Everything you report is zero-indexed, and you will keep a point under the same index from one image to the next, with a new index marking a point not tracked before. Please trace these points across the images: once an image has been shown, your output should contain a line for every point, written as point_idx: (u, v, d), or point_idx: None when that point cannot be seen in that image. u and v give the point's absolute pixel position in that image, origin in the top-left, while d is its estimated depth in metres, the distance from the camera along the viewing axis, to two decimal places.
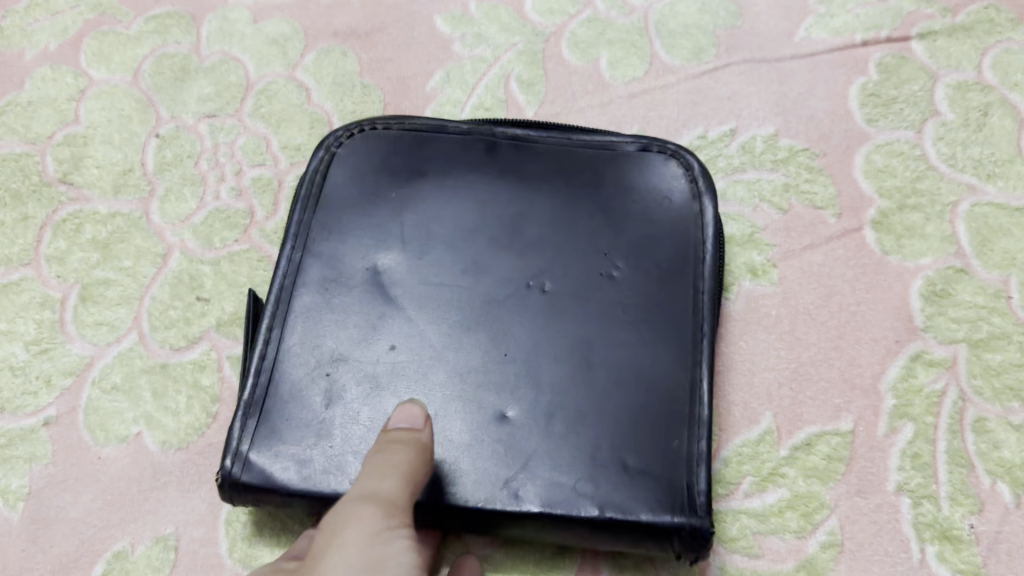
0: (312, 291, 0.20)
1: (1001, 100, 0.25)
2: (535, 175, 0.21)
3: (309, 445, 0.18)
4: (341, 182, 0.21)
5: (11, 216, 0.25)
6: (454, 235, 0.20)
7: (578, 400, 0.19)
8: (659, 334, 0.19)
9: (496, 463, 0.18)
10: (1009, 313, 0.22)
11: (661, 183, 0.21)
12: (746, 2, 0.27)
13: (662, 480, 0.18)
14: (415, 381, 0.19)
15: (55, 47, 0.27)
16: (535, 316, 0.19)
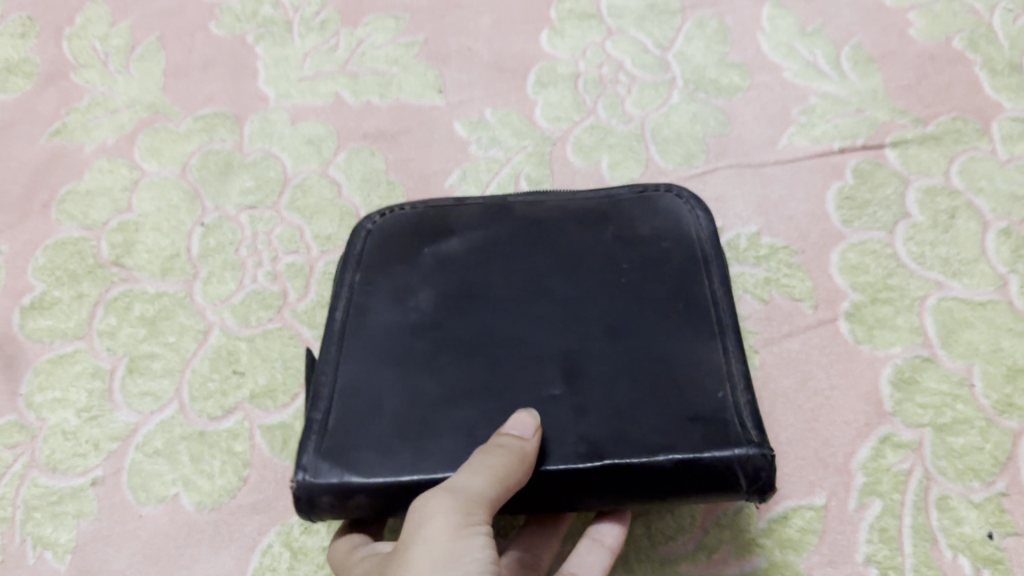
0: (354, 327, 0.21)
1: (966, 204, 0.28)
2: (552, 213, 0.23)
3: (375, 451, 0.19)
4: (375, 247, 0.23)
5: (68, 295, 0.27)
6: (485, 263, 0.22)
7: (621, 380, 0.19)
8: (682, 316, 0.20)
9: (552, 435, 0.19)
10: (972, 400, 0.24)
11: (664, 206, 0.22)
12: (735, 113, 0.30)
13: (716, 428, 0.19)
14: (464, 380, 0.20)
15: (112, 142, 0.30)
16: (566, 313, 0.21)
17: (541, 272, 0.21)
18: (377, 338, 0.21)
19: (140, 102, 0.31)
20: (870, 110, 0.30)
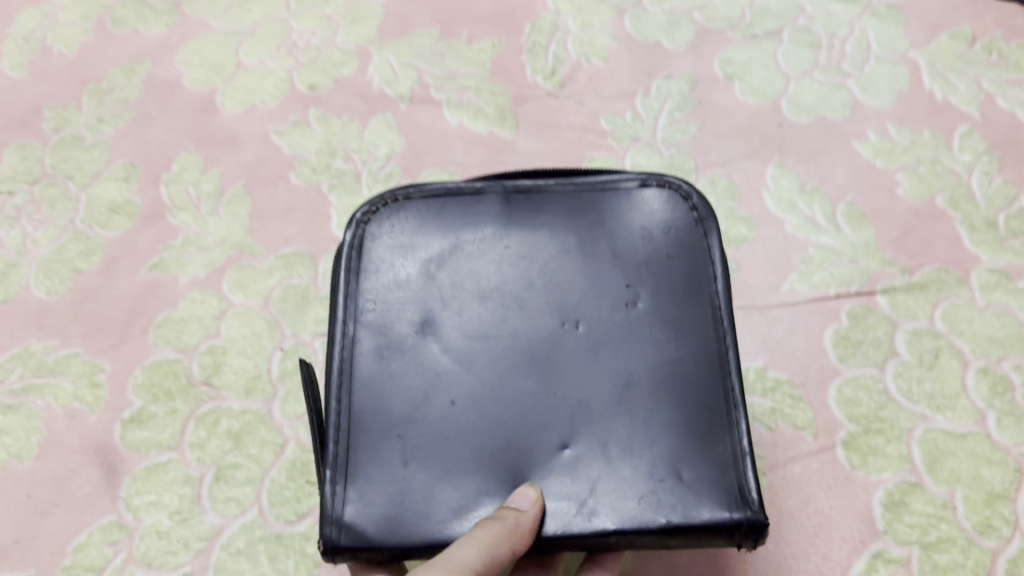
0: (366, 353, 0.23)
1: (949, 345, 0.32)
2: (550, 218, 0.24)
3: (390, 499, 0.21)
4: (376, 252, 0.24)
5: (162, 409, 0.32)
6: (487, 288, 0.23)
7: (632, 423, 0.21)
8: (675, 357, 0.22)
9: (567, 488, 0.21)
10: (955, 522, 0.28)
11: (659, 215, 0.24)
12: (743, 260, 0.35)
13: (693, 488, 0.21)
14: (473, 418, 0.22)
15: (203, 275, 0.35)
16: (570, 355, 0.22)
17: (548, 308, 0.23)
18: (386, 371, 0.22)
19: (228, 241, 0.36)
20: (864, 261, 0.34)
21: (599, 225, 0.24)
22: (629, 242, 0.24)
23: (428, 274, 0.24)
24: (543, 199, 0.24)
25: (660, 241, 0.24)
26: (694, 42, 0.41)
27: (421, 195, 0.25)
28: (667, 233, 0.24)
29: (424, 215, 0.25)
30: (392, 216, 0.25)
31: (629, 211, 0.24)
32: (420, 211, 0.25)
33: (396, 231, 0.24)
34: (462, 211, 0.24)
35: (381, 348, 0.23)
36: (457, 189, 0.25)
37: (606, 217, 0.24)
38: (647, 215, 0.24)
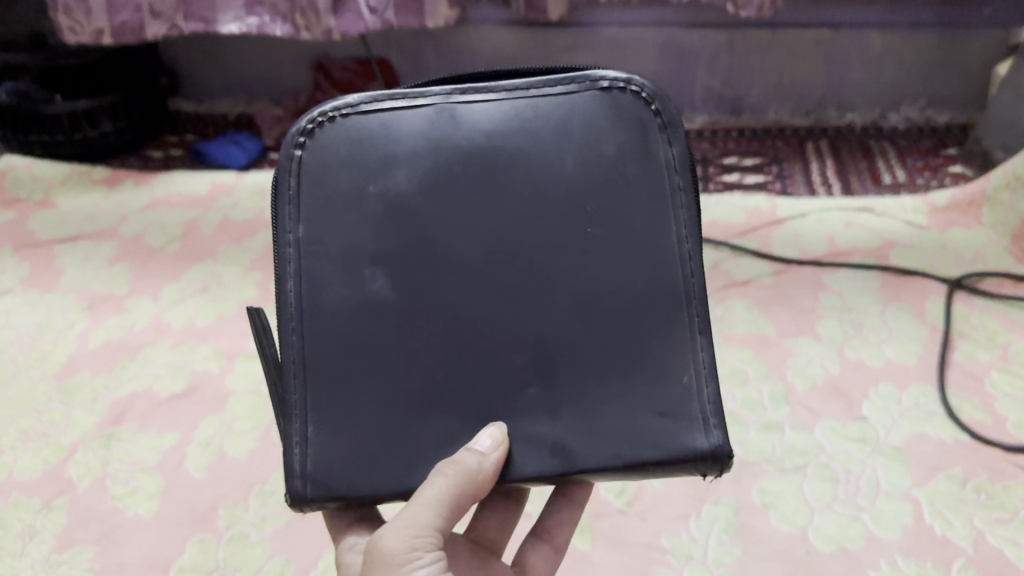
0: (348, 286, 0.35)
1: None
2: (497, 153, 0.34)
3: (361, 441, 0.34)
4: (341, 187, 0.35)
5: None
6: (455, 226, 0.34)
7: (569, 346, 0.33)
8: (614, 259, 0.34)
9: (556, 429, 0.33)
10: None
11: (600, 144, 0.34)
12: None
13: (685, 421, 0.33)
14: (436, 360, 0.34)
15: None
16: (516, 287, 0.34)
17: (484, 236, 0.34)
18: (354, 312, 0.34)
19: None
20: None
21: (541, 129, 0.34)
22: (562, 124, 0.34)
23: (378, 228, 0.35)
24: (498, 96, 0.35)
25: (607, 124, 0.34)
26: (735, 474, 0.52)
27: (373, 112, 0.35)
28: (619, 111, 0.35)
29: (342, 153, 0.35)
30: (313, 144, 0.36)
31: (576, 99, 0.35)
32: (366, 116, 0.36)
33: (320, 162, 0.35)
34: (404, 125, 0.35)
35: (352, 282, 0.35)
36: (407, 116, 0.35)
37: (558, 108, 0.35)
38: (592, 99, 0.35)
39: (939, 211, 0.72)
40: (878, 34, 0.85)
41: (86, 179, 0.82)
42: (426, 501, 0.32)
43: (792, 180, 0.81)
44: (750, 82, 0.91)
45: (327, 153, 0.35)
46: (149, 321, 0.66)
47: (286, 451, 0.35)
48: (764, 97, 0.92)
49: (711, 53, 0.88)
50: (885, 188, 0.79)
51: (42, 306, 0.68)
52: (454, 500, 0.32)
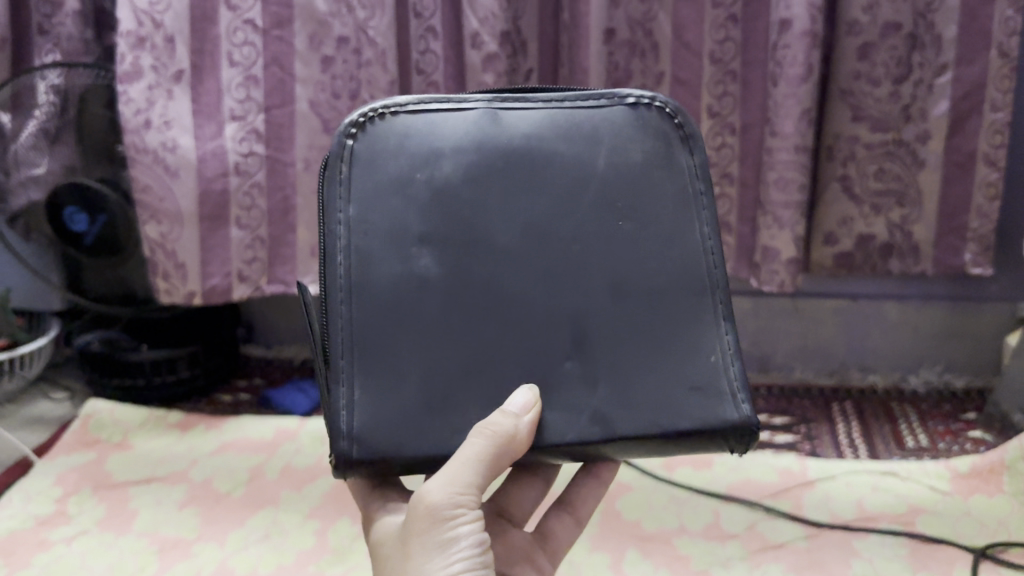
0: (401, 260, 0.44)
1: None
2: (540, 154, 0.46)
3: (405, 410, 0.43)
4: (390, 174, 0.45)
5: None
6: (501, 211, 0.45)
7: (604, 319, 0.45)
8: (643, 245, 0.46)
9: (597, 398, 0.44)
10: None
11: (627, 150, 0.47)
12: None
13: (717, 395, 0.45)
14: (482, 332, 0.44)
15: None
16: (559, 269, 0.45)
17: (525, 224, 0.45)
18: (403, 283, 0.44)
19: None
20: None
21: (572, 135, 0.46)
22: (595, 135, 0.47)
23: (438, 211, 0.45)
24: (539, 106, 0.47)
25: (636, 134, 0.47)
26: None
27: (421, 114, 0.46)
28: (647, 121, 0.47)
29: (395, 142, 0.46)
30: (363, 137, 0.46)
31: (607, 110, 0.47)
32: (417, 119, 0.46)
33: (371, 151, 0.46)
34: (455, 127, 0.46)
35: (409, 253, 0.44)
36: (455, 117, 0.46)
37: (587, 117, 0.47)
38: (622, 110, 0.47)
39: (962, 477, 0.76)
40: (893, 304, 0.95)
41: (161, 423, 0.89)
42: (468, 460, 0.41)
43: (821, 441, 0.86)
44: (776, 345, 0.99)
45: (381, 142, 0.46)
46: (215, 567, 0.70)
47: (334, 413, 0.44)
48: (788, 360, 0.99)
49: (737, 317, 0.98)
50: (908, 452, 0.83)
51: (116, 549, 0.72)
52: (489, 460, 0.41)
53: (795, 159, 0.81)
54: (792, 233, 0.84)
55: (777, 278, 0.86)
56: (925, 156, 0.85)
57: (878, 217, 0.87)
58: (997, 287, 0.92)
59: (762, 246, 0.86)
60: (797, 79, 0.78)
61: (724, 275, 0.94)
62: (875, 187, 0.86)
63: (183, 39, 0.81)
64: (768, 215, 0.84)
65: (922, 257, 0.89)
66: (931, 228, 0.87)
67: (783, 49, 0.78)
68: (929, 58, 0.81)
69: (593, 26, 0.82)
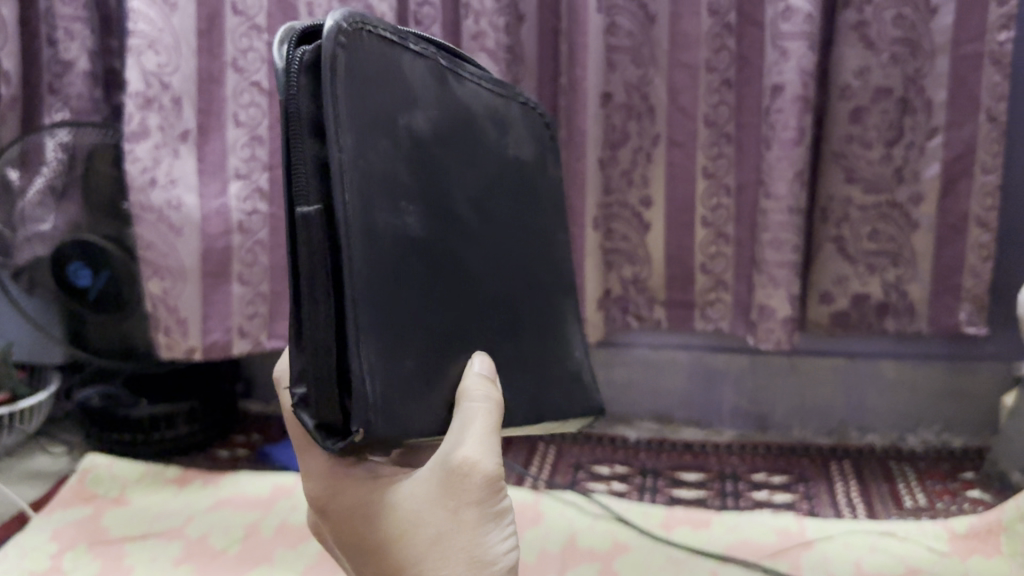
0: (394, 203, 0.41)
1: None
2: (477, 128, 0.50)
3: (408, 374, 0.40)
4: (376, 96, 0.41)
5: None
6: (456, 173, 0.46)
7: (522, 295, 0.52)
8: (534, 233, 0.55)
9: (526, 372, 0.51)
10: None
11: (521, 142, 0.56)
12: None
13: (580, 375, 0.57)
14: (454, 293, 0.44)
15: None
16: (506, 239, 0.51)
17: (473, 195, 0.48)
18: (395, 229, 0.41)
19: None
20: None
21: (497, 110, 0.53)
22: (503, 124, 0.53)
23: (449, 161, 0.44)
24: (470, 80, 0.50)
25: (523, 131, 0.57)
26: None
27: (390, 38, 0.43)
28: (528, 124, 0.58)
29: (383, 63, 0.42)
30: (355, 43, 0.40)
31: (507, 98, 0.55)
32: (390, 40, 0.43)
33: (359, 60, 0.40)
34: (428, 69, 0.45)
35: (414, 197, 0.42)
36: (416, 56, 0.45)
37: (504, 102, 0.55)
38: (515, 106, 0.56)
39: (960, 538, 0.76)
40: (891, 363, 0.95)
41: (160, 478, 0.90)
42: (487, 428, 0.42)
43: (819, 500, 0.86)
44: (773, 403, 0.99)
45: (372, 54, 0.41)
46: None
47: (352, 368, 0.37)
48: (787, 418, 0.99)
49: (736, 373, 0.99)
50: (907, 512, 0.83)
51: None
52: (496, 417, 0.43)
53: (790, 219, 0.82)
54: (787, 292, 0.84)
55: (773, 336, 0.86)
56: (917, 217, 0.86)
57: (873, 277, 0.88)
58: (992, 346, 0.92)
59: (759, 305, 0.86)
60: (790, 142, 0.80)
61: (722, 333, 0.94)
62: (870, 248, 0.87)
63: (190, 101, 0.83)
64: (764, 275, 0.85)
65: (917, 316, 0.89)
66: (926, 287, 0.88)
67: (776, 113, 0.80)
68: (920, 121, 0.84)
69: (591, 88, 0.83)
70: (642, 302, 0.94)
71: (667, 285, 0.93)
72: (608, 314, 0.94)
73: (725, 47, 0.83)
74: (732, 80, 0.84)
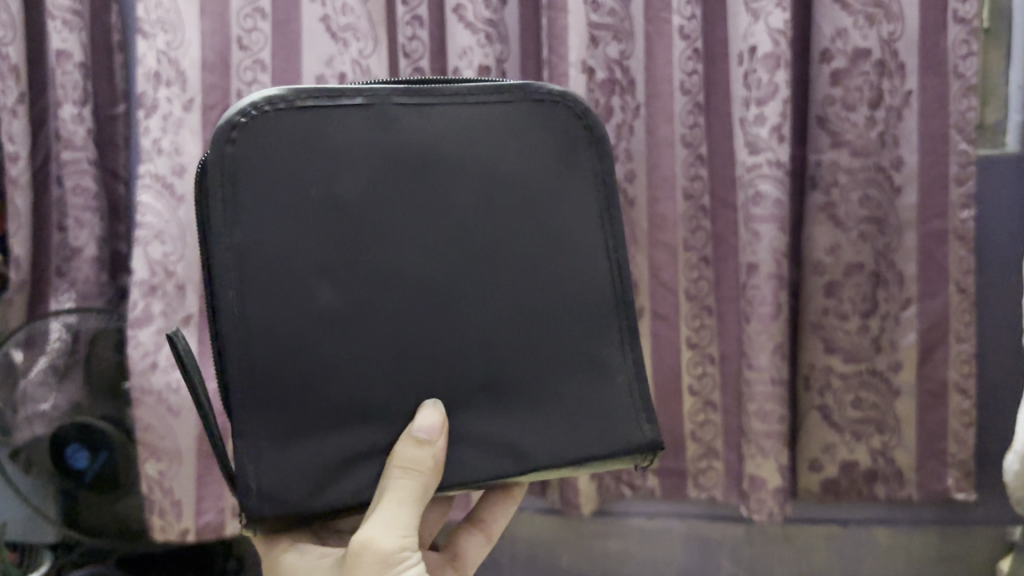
0: (283, 286, 0.47)
1: None
2: (449, 163, 0.50)
3: (265, 460, 0.47)
4: (258, 193, 0.47)
5: None
6: (406, 236, 0.49)
7: (517, 338, 0.51)
8: (546, 261, 0.52)
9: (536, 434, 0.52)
10: None
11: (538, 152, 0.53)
12: None
13: (629, 418, 0.54)
14: (365, 365, 0.48)
15: None
16: (475, 286, 0.50)
17: (427, 246, 0.49)
18: (294, 309, 0.47)
19: None
20: None
21: (465, 127, 0.51)
22: (511, 142, 0.52)
23: (296, 93, 0.48)
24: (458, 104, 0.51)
25: (553, 136, 0.54)
26: None
27: (270, 110, 0.47)
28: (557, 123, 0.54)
29: (296, 147, 0.47)
30: (259, 126, 0.47)
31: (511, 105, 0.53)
32: (296, 120, 0.48)
33: (241, 163, 0.47)
34: (360, 134, 0.49)
35: (323, 278, 0.48)
36: (335, 106, 0.48)
37: (492, 114, 0.52)
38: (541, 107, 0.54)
39: None
40: (883, 530, 0.96)
41: None
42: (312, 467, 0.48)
43: None
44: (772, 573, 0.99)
45: (274, 153, 0.47)
46: None
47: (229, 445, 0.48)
48: None
49: (732, 544, 0.99)
50: None
51: None
52: (307, 470, 0.48)
53: (774, 390, 0.84)
54: (777, 462, 0.85)
55: (765, 506, 0.86)
56: (899, 385, 0.88)
57: (860, 445, 0.89)
58: (983, 510, 0.93)
59: (749, 475, 0.87)
60: (768, 316, 0.83)
61: (715, 501, 0.95)
62: (854, 416, 0.89)
63: (194, 286, 0.88)
64: (752, 445, 0.86)
65: (906, 483, 0.90)
66: (913, 453, 0.89)
67: (753, 289, 0.83)
68: (893, 292, 0.87)
69: None
70: (634, 471, 0.95)
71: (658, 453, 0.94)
72: (601, 482, 0.95)
73: (700, 228, 0.89)
74: (710, 256, 0.89)
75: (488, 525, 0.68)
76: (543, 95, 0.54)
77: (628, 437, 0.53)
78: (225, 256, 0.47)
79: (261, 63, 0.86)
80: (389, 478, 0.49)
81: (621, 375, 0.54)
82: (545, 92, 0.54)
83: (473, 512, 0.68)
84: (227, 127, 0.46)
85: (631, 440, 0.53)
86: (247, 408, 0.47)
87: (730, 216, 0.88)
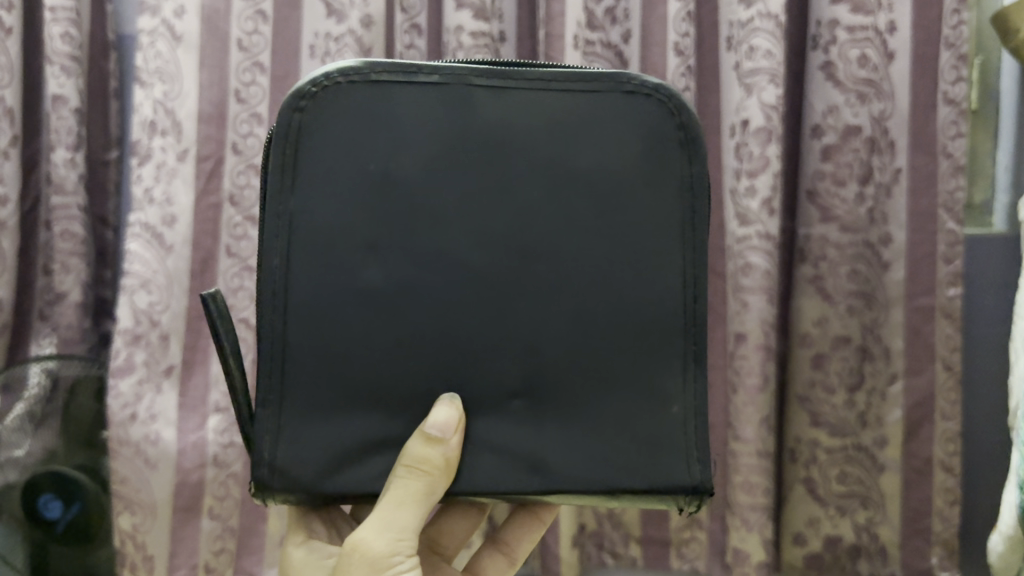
0: (330, 265, 0.50)
1: None
2: (505, 154, 0.50)
3: (275, 432, 0.50)
4: (317, 165, 0.49)
5: None
6: (448, 224, 0.50)
7: (568, 343, 0.51)
8: (608, 263, 0.51)
9: (570, 448, 0.51)
10: None
11: (611, 148, 0.51)
12: None
13: (678, 451, 0.53)
14: (397, 354, 0.50)
15: None
16: (525, 281, 0.51)
17: (473, 236, 0.50)
18: (337, 287, 0.50)
19: None
20: None
21: (539, 111, 0.51)
22: (583, 134, 0.51)
23: (375, 67, 0.50)
24: (529, 89, 0.51)
25: (637, 131, 0.52)
26: None
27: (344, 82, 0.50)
28: (648, 118, 0.52)
29: (365, 121, 0.50)
30: (330, 97, 0.49)
31: (599, 95, 0.52)
32: (368, 95, 0.50)
33: (312, 130, 0.49)
34: (428, 112, 0.50)
35: (371, 256, 0.50)
36: (407, 84, 0.50)
37: (569, 101, 0.51)
38: (630, 97, 0.52)
39: None
40: None
41: None
42: (327, 447, 0.50)
43: None
44: None
45: (338, 126, 0.49)
46: None
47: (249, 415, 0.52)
48: None
49: None
50: None
51: None
52: (324, 453, 0.50)
53: (759, 464, 0.84)
54: (761, 536, 0.84)
55: None
56: (884, 461, 0.88)
57: (844, 520, 0.89)
58: None
59: (733, 548, 0.86)
60: (755, 388, 0.83)
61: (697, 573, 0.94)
62: (838, 490, 0.88)
63: (177, 337, 0.87)
64: (736, 517, 0.85)
65: (890, 559, 0.89)
66: (897, 531, 0.88)
67: (740, 359, 0.83)
68: (880, 368, 0.87)
69: None
70: (617, 538, 0.94)
71: (642, 522, 0.93)
72: (583, 549, 0.94)
73: None
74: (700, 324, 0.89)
75: (512, 549, 0.70)
76: (635, 86, 0.52)
77: (673, 472, 0.52)
78: (276, 222, 0.49)
79: (257, 117, 0.87)
80: (396, 477, 0.50)
81: (676, 404, 0.53)
82: (637, 84, 0.52)
83: (501, 534, 0.71)
84: (302, 94, 0.49)
85: (674, 480, 0.52)
86: (277, 379, 0.50)
87: (719, 284, 0.88)
